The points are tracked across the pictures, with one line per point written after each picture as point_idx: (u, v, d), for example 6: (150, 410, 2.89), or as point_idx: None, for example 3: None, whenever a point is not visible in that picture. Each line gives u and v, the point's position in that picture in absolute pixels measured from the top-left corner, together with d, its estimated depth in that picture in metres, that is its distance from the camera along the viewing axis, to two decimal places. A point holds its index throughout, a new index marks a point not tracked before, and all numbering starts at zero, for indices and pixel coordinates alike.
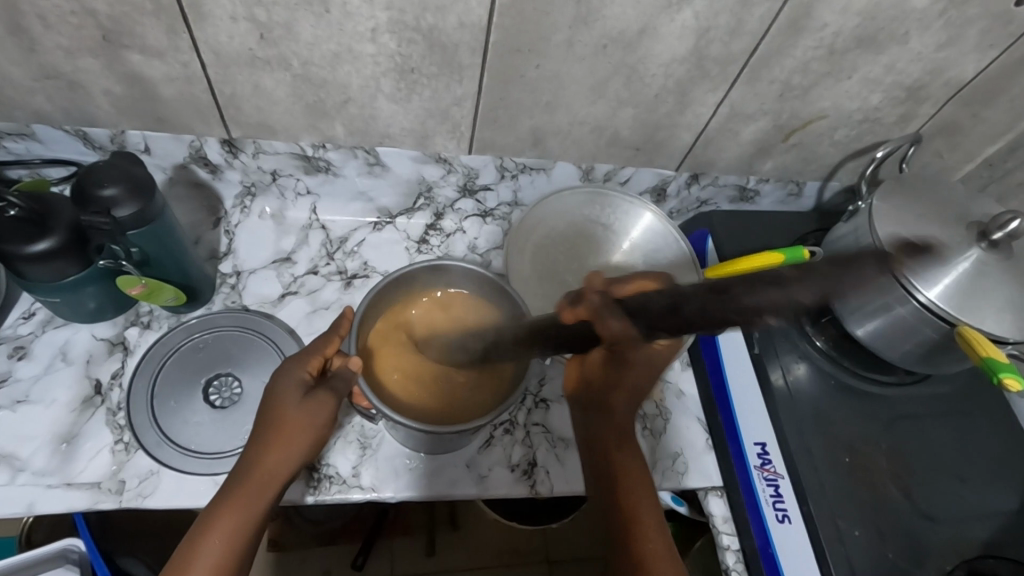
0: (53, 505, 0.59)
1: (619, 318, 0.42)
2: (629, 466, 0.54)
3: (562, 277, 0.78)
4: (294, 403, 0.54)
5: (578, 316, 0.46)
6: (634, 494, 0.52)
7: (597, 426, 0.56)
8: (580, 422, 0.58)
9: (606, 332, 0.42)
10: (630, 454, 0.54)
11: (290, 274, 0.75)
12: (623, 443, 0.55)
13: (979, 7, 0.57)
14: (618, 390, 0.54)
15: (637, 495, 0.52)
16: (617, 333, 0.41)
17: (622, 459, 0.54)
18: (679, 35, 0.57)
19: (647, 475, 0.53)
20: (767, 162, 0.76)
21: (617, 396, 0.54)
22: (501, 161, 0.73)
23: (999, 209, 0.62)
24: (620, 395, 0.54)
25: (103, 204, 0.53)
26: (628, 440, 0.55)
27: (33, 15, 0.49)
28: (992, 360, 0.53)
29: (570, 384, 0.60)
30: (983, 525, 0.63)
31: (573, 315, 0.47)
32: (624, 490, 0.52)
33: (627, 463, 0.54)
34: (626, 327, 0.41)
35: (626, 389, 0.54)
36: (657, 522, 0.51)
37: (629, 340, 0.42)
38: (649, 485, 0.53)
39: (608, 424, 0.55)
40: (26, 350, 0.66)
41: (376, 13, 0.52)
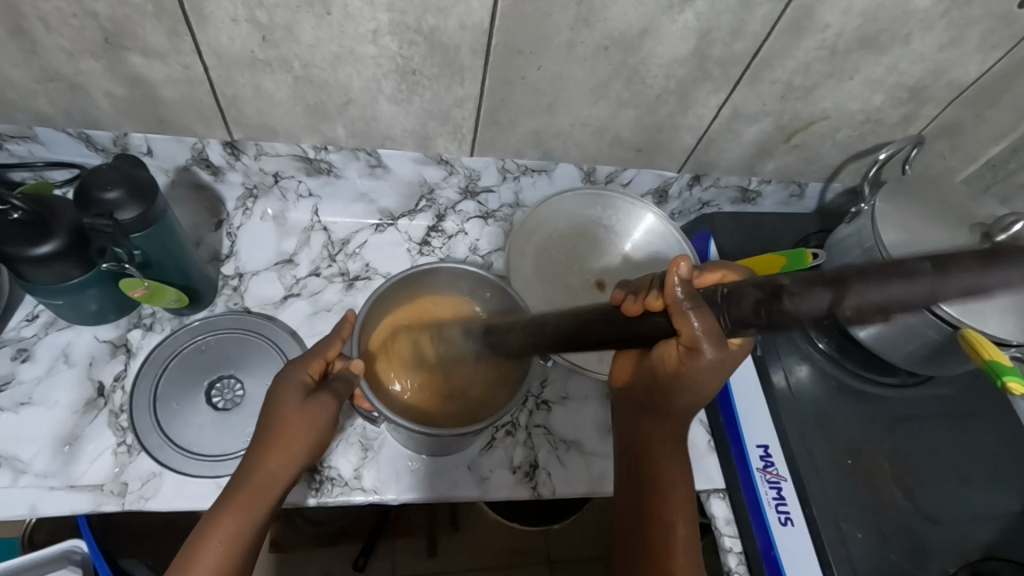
0: (55, 507, 0.59)
1: (701, 312, 0.40)
2: (676, 471, 0.53)
3: (565, 279, 0.77)
4: (294, 407, 0.53)
5: (646, 308, 0.44)
6: (670, 498, 0.52)
7: (646, 427, 0.54)
8: (621, 417, 0.57)
9: (687, 332, 0.41)
10: (676, 460, 0.53)
11: (291, 276, 0.75)
12: (671, 448, 0.53)
13: (981, 8, 0.57)
14: (680, 392, 0.50)
15: (676, 503, 0.52)
16: (698, 330, 0.41)
17: (664, 464, 0.53)
18: (680, 36, 0.57)
19: (689, 481, 0.53)
20: (769, 163, 0.76)
21: (680, 398, 0.50)
22: (503, 163, 0.73)
23: (1002, 210, 0.62)
24: (683, 397, 0.50)
25: (105, 207, 0.53)
26: (678, 445, 0.54)
27: (35, 17, 0.49)
28: (996, 363, 0.53)
29: (619, 377, 0.58)
30: (986, 526, 0.63)
31: (637, 307, 0.44)
32: (663, 495, 0.52)
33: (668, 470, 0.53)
34: (712, 323, 0.40)
35: (692, 393, 0.49)
36: (687, 530, 0.51)
37: (712, 341, 0.41)
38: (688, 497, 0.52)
39: (656, 427, 0.54)
40: (28, 352, 0.66)
41: (377, 14, 0.52)
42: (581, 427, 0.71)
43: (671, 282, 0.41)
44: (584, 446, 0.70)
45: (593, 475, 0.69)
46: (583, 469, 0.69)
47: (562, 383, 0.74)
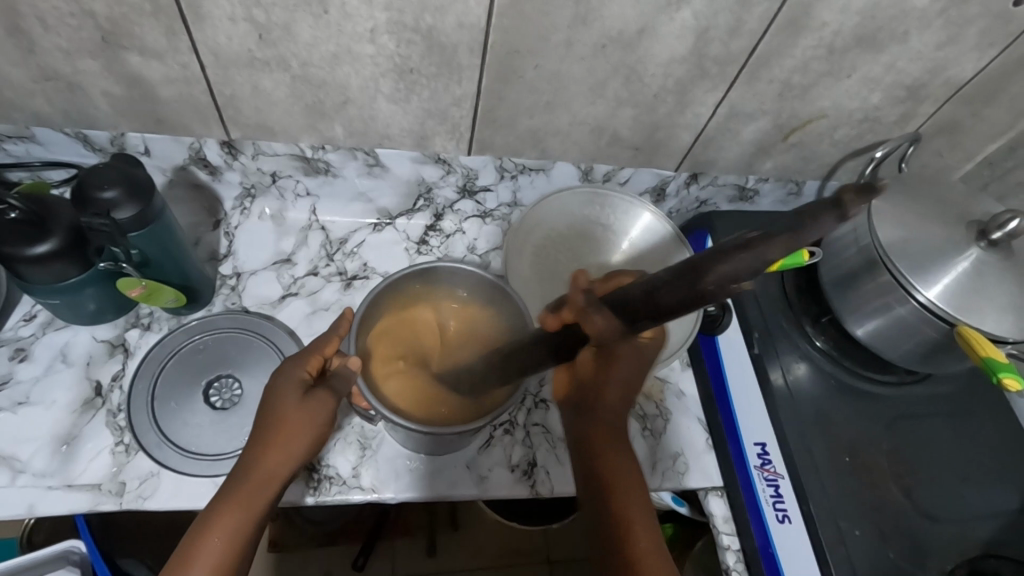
0: (54, 507, 0.59)
1: (601, 313, 0.44)
2: (624, 471, 0.51)
3: (563, 278, 0.77)
4: (293, 404, 0.53)
5: (562, 322, 0.49)
6: (620, 495, 0.50)
7: (584, 427, 0.52)
8: (569, 424, 0.54)
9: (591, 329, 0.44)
10: (621, 455, 0.51)
11: (289, 275, 0.75)
12: (617, 446, 0.52)
13: (978, 6, 0.57)
14: (611, 387, 0.51)
15: (630, 498, 0.50)
16: (601, 330, 0.43)
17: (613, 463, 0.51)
18: (678, 34, 0.57)
19: (640, 480, 0.51)
20: (767, 162, 0.76)
21: (610, 394, 0.51)
22: (500, 162, 0.73)
23: (1000, 207, 0.62)
24: (613, 392, 0.51)
25: (102, 206, 0.52)
26: (620, 440, 0.52)
27: (33, 16, 0.49)
28: (992, 360, 0.53)
29: (561, 388, 0.56)
30: (986, 525, 0.63)
31: (556, 323, 0.49)
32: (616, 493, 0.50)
33: (617, 465, 0.51)
34: (612, 323, 0.43)
35: (620, 387, 0.51)
36: (648, 522, 0.50)
37: (613, 337, 0.43)
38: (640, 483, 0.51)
39: (600, 423, 0.52)
40: (26, 352, 0.66)
41: (375, 13, 0.52)
42: None
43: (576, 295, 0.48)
44: None
45: None
46: None
47: None
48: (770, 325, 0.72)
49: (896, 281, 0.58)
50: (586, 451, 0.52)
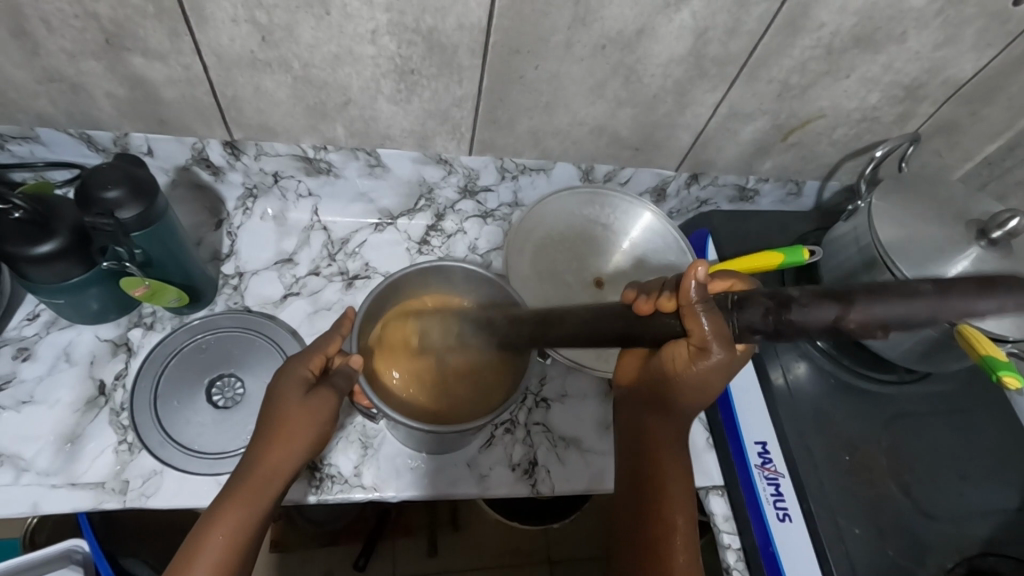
0: (57, 505, 0.59)
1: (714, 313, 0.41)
2: (672, 470, 0.51)
3: (562, 275, 0.78)
4: (294, 401, 0.54)
5: (657, 307, 0.44)
6: (670, 497, 0.50)
7: (645, 422, 0.53)
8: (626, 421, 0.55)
9: (698, 330, 0.41)
10: (675, 455, 0.52)
11: (291, 275, 0.75)
12: (670, 446, 0.52)
13: (976, 7, 0.57)
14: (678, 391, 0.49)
15: (678, 497, 0.50)
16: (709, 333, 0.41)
17: (665, 461, 0.51)
18: (677, 35, 0.57)
19: (689, 480, 0.51)
20: (766, 162, 0.76)
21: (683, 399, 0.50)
22: (501, 162, 0.73)
23: (998, 206, 0.62)
24: (686, 399, 0.50)
25: (106, 206, 0.53)
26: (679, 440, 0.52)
27: (36, 18, 0.50)
28: (992, 359, 0.52)
29: (626, 376, 0.56)
30: (985, 523, 0.63)
31: (649, 307, 0.44)
32: (661, 490, 0.50)
33: (669, 462, 0.51)
34: (722, 327, 0.40)
35: (692, 396, 0.49)
36: (688, 525, 0.49)
37: (720, 341, 0.41)
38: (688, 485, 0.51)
39: (661, 424, 0.52)
40: (29, 351, 0.67)
41: (376, 14, 0.53)
42: (580, 425, 0.71)
43: (688, 283, 0.41)
44: (583, 443, 0.70)
45: (592, 472, 0.69)
46: (581, 466, 0.69)
47: (560, 381, 0.74)
48: None
49: (897, 280, 0.58)
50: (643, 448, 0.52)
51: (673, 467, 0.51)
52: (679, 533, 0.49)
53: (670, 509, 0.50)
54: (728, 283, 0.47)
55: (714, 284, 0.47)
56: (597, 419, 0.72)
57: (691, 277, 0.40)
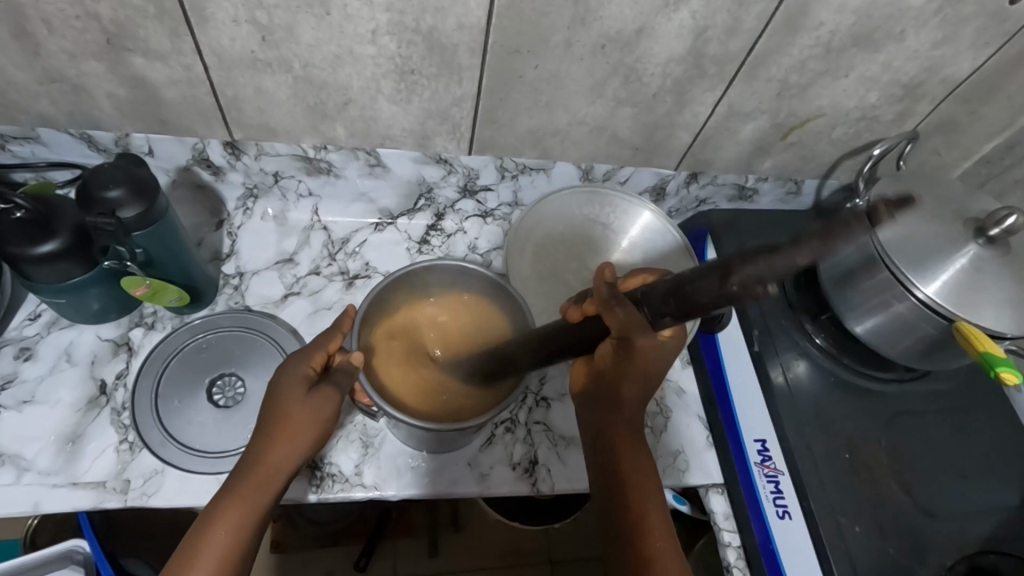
0: (58, 504, 0.59)
1: (623, 305, 0.44)
2: (636, 465, 0.51)
3: (563, 276, 0.78)
4: (297, 399, 0.54)
5: (582, 314, 0.49)
6: (637, 490, 0.50)
7: (600, 419, 0.53)
8: (586, 417, 0.55)
9: (613, 322, 0.45)
10: (638, 450, 0.52)
11: (292, 275, 0.75)
12: (631, 441, 0.52)
13: (973, 5, 0.57)
14: (627, 382, 0.50)
15: (644, 492, 0.50)
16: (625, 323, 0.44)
17: (629, 456, 0.51)
18: (676, 34, 0.57)
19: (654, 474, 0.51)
20: (766, 161, 0.76)
21: (628, 390, 0.50)
22: (501, 162, 0.73)
23: (997, 204, 0.62)
24: (630, 389, 0.50)
25: (107, 206, 0.53)
26: (636, 434, 0.52)
27: (38, 19, 0.50)
28: (990, 355, 0.53)
29: (578, 381, 0.56)
30: (984, 521, 0.63)
31: (578, 314, 0.50)
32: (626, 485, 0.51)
33: (630, 456, 0.51)
34: (634, 315, 0.44)
35: (636, 381, 0.49)
36: (662, 518, 0.49)
37: (636, 330, 0.44)
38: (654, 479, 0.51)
39: (619, 421, 0.52)
40: (31, 351, 0.67)
41: (376, 14, 0.53)
42: (580, 424, 0.72)
43: (598, 285, 0.46)
44: None
45: None
46: (582, 464, 0.69)
47: (561, 380, 0.74)
48: (770, 323, 0.72)
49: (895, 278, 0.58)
50: (605, 446, 0.52)
51: (638, 463, 0.51)
52: (654, 527, 0.49)
53: (640, 504, 0.50)
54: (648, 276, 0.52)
55: (631, 281, 0.52)
56: None
57: (603, 280, 0.46)
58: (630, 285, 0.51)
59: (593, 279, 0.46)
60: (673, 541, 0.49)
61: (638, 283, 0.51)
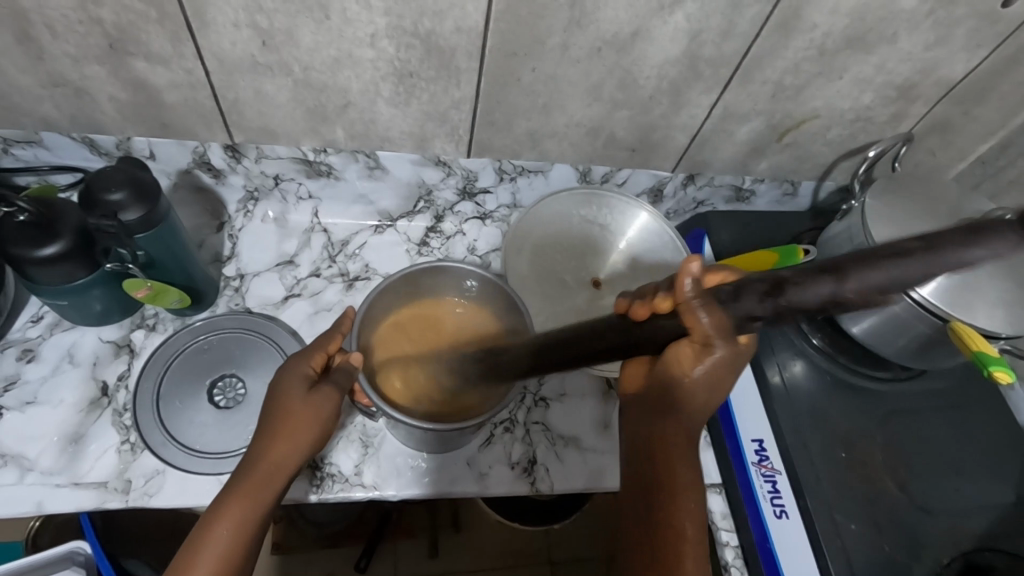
0: (61, 504, 0.60)
1: (708, 307, 0.38)
2: (685, 479, 0.49)
3: (561, 276, 0.79)
4: (298, 398, 0.55)
5: (656, 310, 0.43)
6: (680, 503, 0.49)
7: (654, 426, 0.51)
8: (633, 420, 0.53)
9: (695, 326, 0.39)
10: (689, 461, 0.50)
11: (292, 277, 0.76)
12: (684, 452, 0.50)
13: (965, 8, 0.58)
14: (691, 394, 0.47)
15: (685, 504, 0.49)
16: (708, 327, 0.38)
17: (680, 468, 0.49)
18: (671, 37, 0.58)
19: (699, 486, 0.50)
20: (762, 162, 0.77)
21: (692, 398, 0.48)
22: (499, 163, 0.74)
23: (991, 204, 0.63)
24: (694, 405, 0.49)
25: (109, 208, 0.54)
26: (688, 446, 0.50)
27: (41, 24, 0.51)
28: (983, 354, 0.53)
29: (632, 383, 0.54)
30: (980, 519, 0.63)
31: (645, 311, 0.44)
32: (672, 498, 0.49)
33: (681, 467, 0.49)
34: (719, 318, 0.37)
35: (705, 396, 0.47)
36: (697, 532, 0.48)
37: (722, 335, 0.39)
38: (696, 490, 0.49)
39: (671, 427, 0.50)
40: (33, 353, 0.67)
41: (375, 18, 0.54)
42: (579, 424, 0.72)
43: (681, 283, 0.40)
44: (582, 442, 0.71)
45: (591, 472, 0.69)
46: (581, 464, 0.69)
47: (560, 379, 0.74)
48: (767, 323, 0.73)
49: None
50: (650, 455, 0.50)
51: (686, 473, 0.49)
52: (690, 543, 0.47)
53: (680, 517, 0.48)
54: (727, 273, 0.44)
55: (708, 278, 0.43)
56: (597, 419, 0.72)
57: (687, 274, 0.41)
58: (711, 280, 0.43)
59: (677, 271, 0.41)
60: (703, 553, 0.48)
61: (720, 278, 0.43)
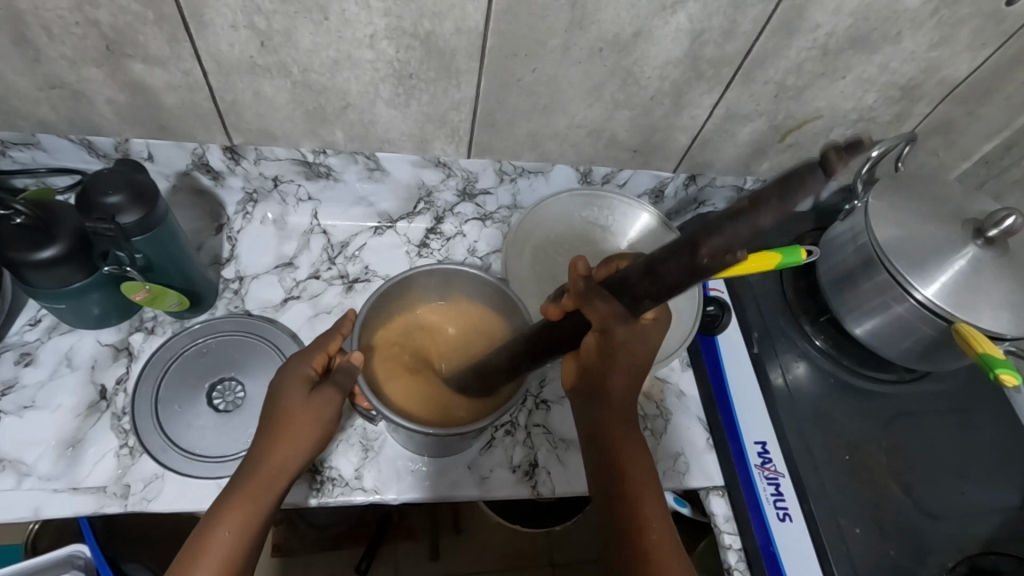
0: (58, 509, 0.60)
1: (602, 297, 0.45)
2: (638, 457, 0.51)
3: (561, 279, 0.78)
4: (297, 400, 0.54)
5: (563, 310, 0.49)
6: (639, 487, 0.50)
7: (600, 413, 0.51)
8: (580, 408, 0.53)
9: (592, 314, 0.45)
10: (636, 441, 0.51)
11: (291, 279, 0.76)
12: (625, 431, 0.51)
13: (970, 7, 0.57)
14: (615, 372, 0.50)
15: (642, 484, 0.50)
16: (604, 315, 0.45)
17: (626, 446, 0.51)
18: (673, 37, 0.58)
19: (650, 463, 0.51)
20: (764, 162, 0.76)
21: (614, 379, 0.50)
22: (500, 165, 0.73)
23: (995, 205, 0.62)
24: (619, 378, 0.50)
25: (107, 211, 0.53)
26: (630, 424, 0.52)
27: (38, 26, 0.50)
28: (989, 356, 0.53)
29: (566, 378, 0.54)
30: (984, 522, 0.63)
31: (558, 311, 0.50)
32: (630, 480, 0.50)
33: (629, 452, 0.51)
34: (612, 306, 0.44)
35: (625, 371, 0.50)
36: (660, 511, 0.49)
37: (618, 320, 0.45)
38: (650, 471, 0.51)
39: (611, 410, 0.51)
40: (31, 356, 0.67)
41: (374, 19, 0.53)
42: None
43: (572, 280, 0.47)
44: None
45: None
46: (582, 467, 0.69)
47: (560, 382, 0.74)
48: (770, 325, 0.73)
49: (894, 279, 0.59)
50: (603, 439, 0.51)
51: (639, 459, 0.51)
52: (653, 523, 0.49)
53: (639, 499, 0.49)
54: (617, 263, 0.50)
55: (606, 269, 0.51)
56: None
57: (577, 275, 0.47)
58: (603, 274, 0.49)
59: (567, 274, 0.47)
60: (671, 532, 0.49)
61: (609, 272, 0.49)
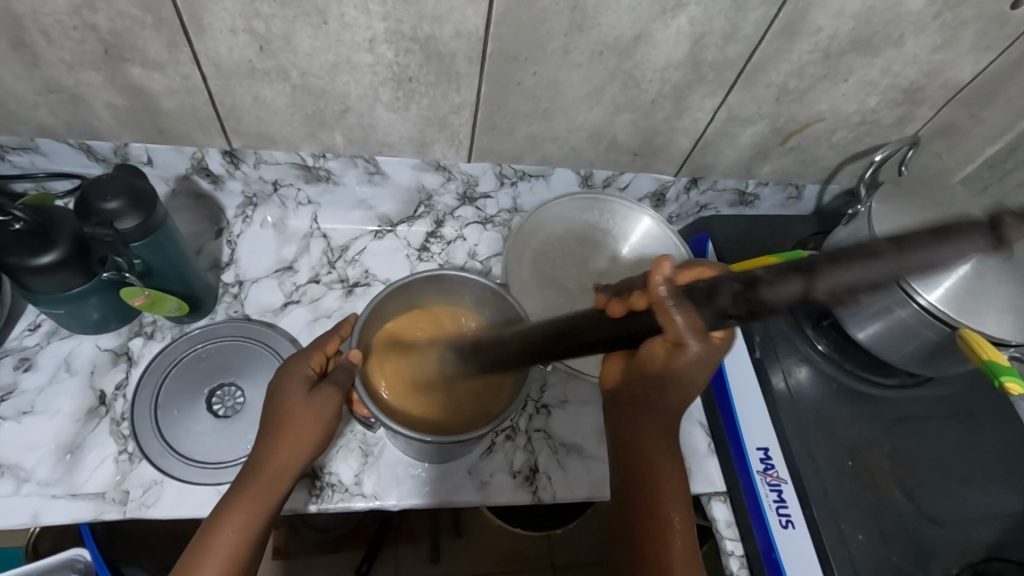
0: (57, 515, 0.59)
1: (684, 307, 0.38)
2: (666, 468, 0.51)
3: (561, 282, 0.78)
4: (298, 401, 0.54)
5: (630, 308, 0.43)
6: (664, 496, 0.50)
7: (639, 422, 0.51)
8: (616, 413, 0.53)
9: (669, 323, 0.39)
10: (668, 453, 0.51)
11: (291, 283, 0.75)
12: (660, 441, 0.51)
13: (974, 9, 0.57)
14: (668, 389, 0.48)
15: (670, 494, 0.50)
16: (681, 326, 0.39)
17: (658, 456, 0.51)
18: (674, 40, 0.57)
19: (680, 475, 0.51)
20: (766, 166, 0.76)
21: (669, 395, 0.49)
22: (500, 168, 0.73)
23: (998, 209, 0.62)
24: (673, 395, 0.49)
25: (105, 216, 0.53)
26: (668, 436, 0.52)
27: (36, 31, 0.50)
28: (994, 364, 0.53)
29: (612, 378, 0.54)
30: (988, 528, 0.62)
31: (622, 308, 0.44)
32: (656, 489, 0.50)
33: (660, 463, 0.51)
34: (695, 321, 0.38)
35: (678, 390, 0.48)
36: (685, 525, 0.49)
37: (696, 335, 0.39)
38: (682, 484, 0.51)
39: (652, 421, 0.51)
40: (30, 361, 0.67)
41: (373, 23, 0.53)
42: (580, 432, 0.71)
43: (655, 281, 0.40)
44: (584, 450, 0.70)
45: (594, 479, 0.69)
46: (583, 473, 0.69)
47: (561, 386, 0.74)
48: (772, 330, 0.72)
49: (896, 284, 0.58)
50: (633, 448, 0.51)
51: (670, 469, 0.51)
52: (677, 532, 0.49)
53: (665, 510, 0.49)
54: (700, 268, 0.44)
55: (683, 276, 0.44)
56: (598, 426, 0.72)
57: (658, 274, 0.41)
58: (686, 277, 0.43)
59: (649, 271, 0.41)
60: (692, 545, 0.49)
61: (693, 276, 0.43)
